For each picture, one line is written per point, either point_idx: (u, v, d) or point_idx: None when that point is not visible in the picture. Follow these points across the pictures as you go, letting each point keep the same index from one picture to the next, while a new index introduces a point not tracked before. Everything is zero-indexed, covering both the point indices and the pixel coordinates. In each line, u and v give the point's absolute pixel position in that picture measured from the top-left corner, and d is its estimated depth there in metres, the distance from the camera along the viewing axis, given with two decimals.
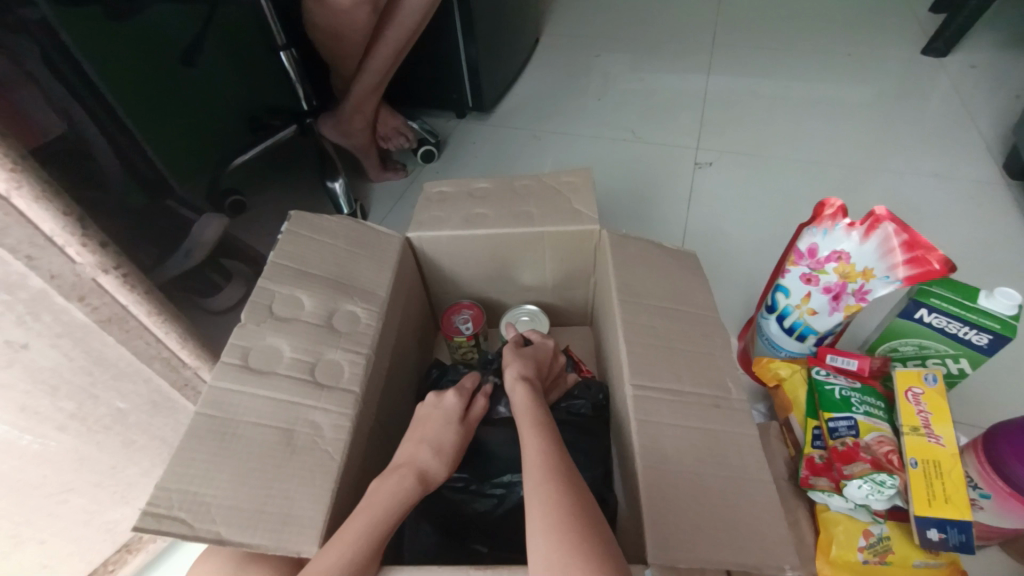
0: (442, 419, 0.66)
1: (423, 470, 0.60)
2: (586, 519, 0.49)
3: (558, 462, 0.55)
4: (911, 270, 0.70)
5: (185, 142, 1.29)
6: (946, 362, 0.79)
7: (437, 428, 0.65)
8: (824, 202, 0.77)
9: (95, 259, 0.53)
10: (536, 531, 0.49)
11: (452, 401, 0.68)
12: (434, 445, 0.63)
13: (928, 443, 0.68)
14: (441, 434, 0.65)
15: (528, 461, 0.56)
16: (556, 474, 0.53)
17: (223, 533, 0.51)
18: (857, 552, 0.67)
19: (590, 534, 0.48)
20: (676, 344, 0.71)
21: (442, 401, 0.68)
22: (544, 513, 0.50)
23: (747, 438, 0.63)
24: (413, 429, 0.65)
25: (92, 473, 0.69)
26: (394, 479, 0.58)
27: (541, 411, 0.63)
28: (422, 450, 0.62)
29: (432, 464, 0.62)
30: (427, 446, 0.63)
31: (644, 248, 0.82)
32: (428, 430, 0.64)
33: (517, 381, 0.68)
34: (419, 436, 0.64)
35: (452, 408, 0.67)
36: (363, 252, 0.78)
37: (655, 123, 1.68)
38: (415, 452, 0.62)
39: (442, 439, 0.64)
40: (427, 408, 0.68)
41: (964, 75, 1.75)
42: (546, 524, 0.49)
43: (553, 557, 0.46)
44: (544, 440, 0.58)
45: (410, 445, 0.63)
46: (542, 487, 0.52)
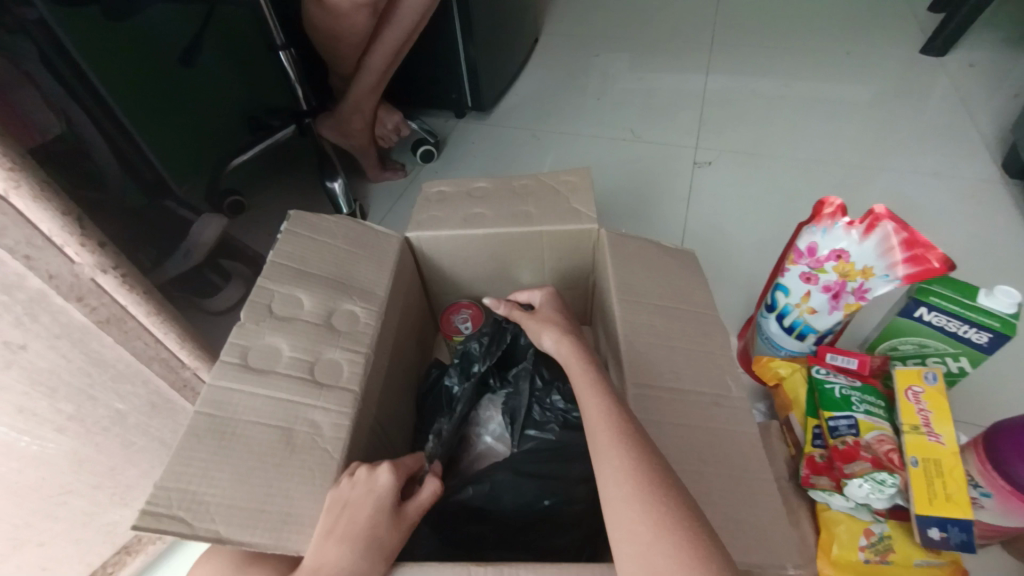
0: (376, 506, 0.54)
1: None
2: (663, 481, 0.51)
3: (625, 421, 0.55)
4: (910, 269, 0.70)
5: (184, 142, 1.29)
6: (946, 361, 0.79)
7: (367, 521, 0.53)
8: (823, 201, 0.77)
9: (94, 259, 0.53)
10: (621, 496, 0.50)
11: (388, 480, 0.56)
12: (356, 543, 0.52)
13: (927, 442, 0.68)
14: (372, 529, 0.53)
15: (594, 423, 0.56)
16: (628, 436, 0.54)
17: (222, 532, 0.51)
18: (858, 552, 0.67)
19: (671, 494, 0.50)
20: (677, 343, 0.71)
21: (377, 478, 0.56)
22: (626, 478, 0.51)
23: (746, 436, 0.63)
24: (329, 517, 0.52)
25: (91, 475, 0.68)
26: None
27: (595, 369, 0.63)
28: (343, 554, 0.51)
29: (353, 573, 0.50)
30: (350, 549, 0.51)
31: (644, 248, 0.82)
32: (355, 521, 0.52)
33: (561, 337, 0.69)
34: (340, 534, 0.52)
35: (387, 488, 0.56)
36: (363, 252, 0.78)
37: (654, 123, 1.68)
38: (334, 558, 0.51)
39: (374, 536, 0.53)
40: (356, 486, 0.55)
41: (963, 73, 1.76)
42: (630, 487, 0.50)
43: (641, 523, 0.48)
44: (605, 399, 0.58)
45: (329, 545, 0.51)
46: (616, 452, 0.53)
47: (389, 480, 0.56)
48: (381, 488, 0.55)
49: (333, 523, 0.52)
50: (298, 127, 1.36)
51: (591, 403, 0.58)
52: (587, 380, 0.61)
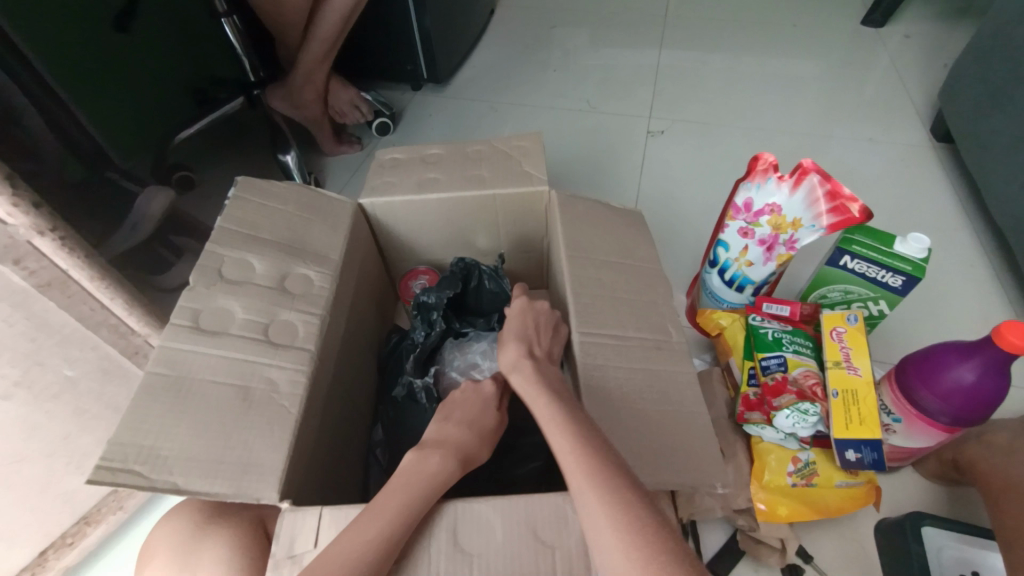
0: (481, 404, 0.65)
1: (465, 449, 0.60)
2: (643, 516, 0.49)
3: (594, 452, 0.53)
4: (833, 219, 0.76)
5: (125, 119, 1.24)
6: (867, 305, 0.86)
7: (476, 413, 0.64)
8: (758, 157, 0.81)
9: (30, 220, 0.52)
10: (605, 543, 0.48)
11: (491, 388, 0.67)
12: (473, 426, 0.63)
13: (847, 375, 0.74)
14: (483, 419, 0.64)
15: (564, 463, 0.53)
16: (600, 473, 0.51)
17: (181, 483, 0.52)
18: (787, 476, 0.74)
19: (653, 533, 0.48)
20: (622, 294, 0.75)
21: (480, 385, 0.67)
22: (606, 524, 0.48)
23: (683, 375, 0.68)
24: (443, 408, 0.65)
25: (43, 443, 0.68)
26: (438, 458, 0.57)
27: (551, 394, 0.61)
28: (462, 430, 0.62)
29: (471, 444, 0.61)
30: (466, 426, 0.62)
31: (592, 207, 0.86)
32: (467, 412, 0.64)
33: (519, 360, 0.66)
34: (460, 418, 0.63)
35: (489, 393, 0.66)
36: (315, 216, 0.78)
37: (609, 94, 1.71)
38: (454, 434, 0.61)
39: (483, 422, 0.64)
40: (467, 391, 0.67)
41: (898, 46, 1.85)
42: (611, 534, 0.48)
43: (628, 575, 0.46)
44: (567, 433, 0.55)
45: (447, 427, 0.62)
46: (590, 493, 0.50)
47: (492, 388, 0.67)
48: (488, 393, 0.67)
49: (448, 412, 0.64)
50: (247, 99, 1.33)
51: (557, 439, 0.55)
52: (550, 412, 0.58)
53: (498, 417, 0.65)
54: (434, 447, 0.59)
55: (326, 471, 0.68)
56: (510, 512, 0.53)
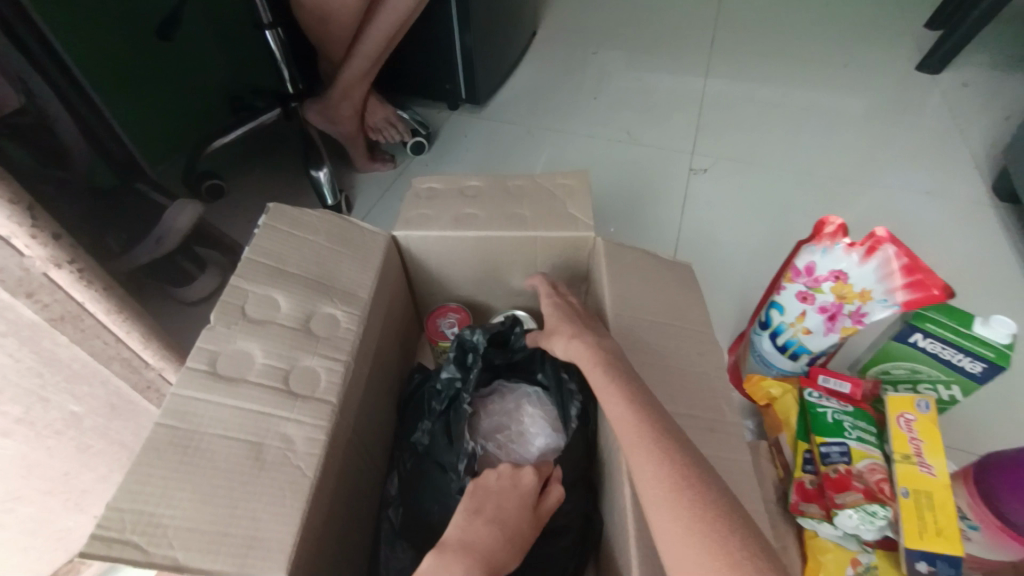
0: (518, 501, 0.59)
1: (493, 558, 0.53)
2: (694, 479, 0.50)
3: (648, 417, 0.54)
4: (910, 295, 0.69)
5: (162, 124, 1.23)
6: (938, 388, 0.78)
7: (512, 511, 0.58)
8: (824, 220, 0.75)
9: (47, 253, 0.48)
10: (658, 504, 0.49)
11: (531, 481, 0.61)
12: (504, 530, 0.56)
13: (918, 473, 0.67)
14: (517, 522, 0.57)
15: (619, 427, 0.55)
16: (653, 437, 0.52)
17: (180, 559, 0.47)
18: None
19: (706, 494, 0.48)
20: (671, 361, 0.69)
21: (519, 476, 0.61)
22: (658, 482, 0.50)
23: (739, 463, 0.62)
24: (476, 495, 0.59)
25: (41, 481, 0.64)
26: (461, 569, 0.51)
27: (610, 358, 0.60)
28: (491, 534, 0.55)
29: (499, 554, 0.54)
30: (497, 528, 0.56)
31: (641, 257, 0.80)
32: (503, 508, 0.58)
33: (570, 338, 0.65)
34: (494, 523, 0.56)
35: (529, 488, 0.61)
36: (346, 250, 0.74)
37: (650, 125, 1.65)
38: (482, 536, 0.55)
39: (516, 524, 0.57)
40: (504, 478, 0.61)
41: (957, 94, 1.76)
42: (662, 491, 0.49)
43: (681, 536, 0.47)
44: (622, 397, 0.56)
45: (477, 524, 0.55)
46: (643, 451, 0.52)
47: (532, 480, 0.61)
48: (526, 486, 0.61)
49: (480, 504, 0.58)
50: (284, 110, 1.31)
51: (611, 402, 0.56)
52: (603, 377, 0.58)
53: (531, 522, 0.59)
54: (460, 554, 0.52)
55: (339, 535, 0.62)
56: None
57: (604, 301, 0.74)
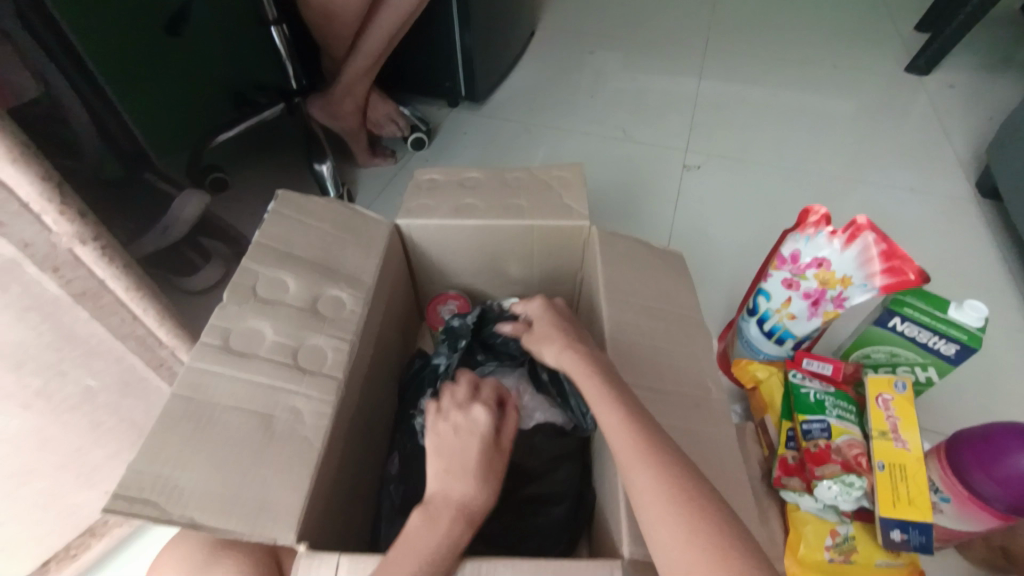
0: (480, 447, 0.61)
1: (468, 507, 0.56)
2: (690, 489, 0.51)
3: (644, 431, 0.55)
4: (887, 280, 0.72)
5: (168, 119, 1.26)
6: (915, 370, 0.82)
7: (476, 453, 0.60)
8: (808, 209, 0.79)
9: (73, 229, 0.52)
10: (657, 520, 0.50)
11: (484, 418, 0.62)
12: (473, 476, 0.58)
13: (894, 448, 0.71)
14: (486, 466, 0.60)
15: (614, 440, 0.55)
16: (650, 451, 0.53)
17: (197, 517, 0.50)
18: (824, 551, 0.70)
19: (704, 509, 0.50)
20: (661, 343, 0.72)
21: (474, 417, 0.62)
22: (658, 496, 0.51)
23: (723, 436, 0.65)
24: (441, 453, 0.60)
25: (56, 455, 0.67)
26: (445, 522, 0.54)
27: (598, 367, 0.62)
28: (464, 485, 0.58)
29: (475, 498, 0.57)
30: (468, 479, 0.58)
31: (632, 246, 0.83)
32: (467, 458, 0.59)
33: (563, 349, 0.66)
34: (464, 469, 0.59)
35: (484, 427, 0.62)
36: (350, 237, 0.77)
37: (645, 124, 1.69)
38: (456, 488, 0.57)
39: (486, 468, 0.60)
40: (459, 429, 0.62)
41: (944, 95, 1.80)
42: (661, 508, 0.50)
43: (681, 553, 0.48)
44: (617, 409, 0.57)
45: (449, 481, 0.58)
46: (641, 467, 0.52)
47: (485, 418, 0.62)
48: (481, 425, 0.62)
49: (446, 463, 0.60)
50: (287, 105, 1.34)
51: (605, 414, 0.57)
52: (597, 389, 0.59)
53: (498, 457, 0.61)
54: (442, 508, 0.55)
55: (343, 506, 0.65)
56: None
57: (598, 286, 0.78)
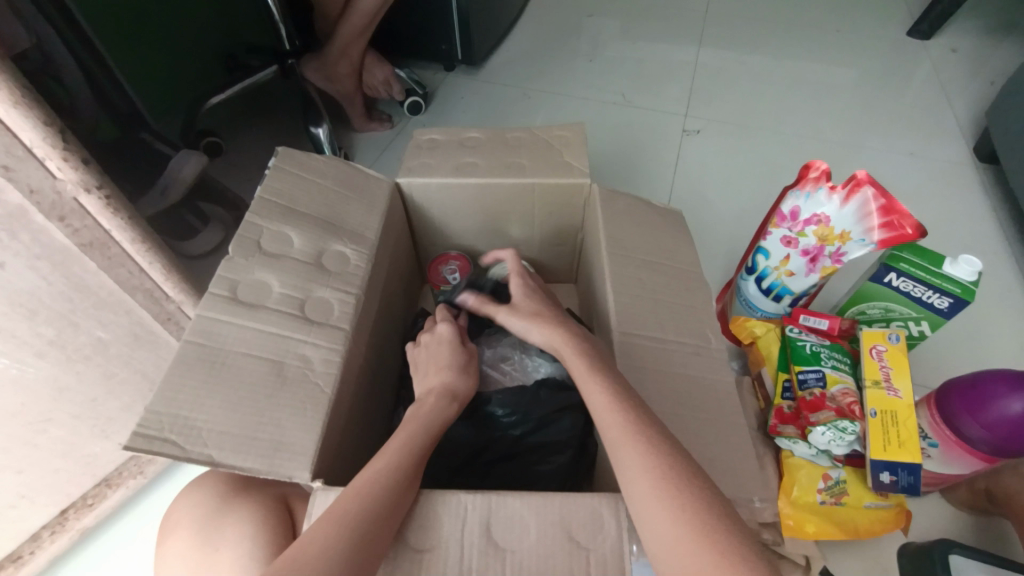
0: (449, 348, 0.69)
1: (452, 387, 0.65)
2: (681, 471, 0.50)
3: (634, 413, 0.54)
4: (885, 234, 0.73)
5: (159, 80, 1.23)
6: (908, 324, 0.84)
7: (446, 356, 0.68)
8: (809, 165, 0.79)
9: (78, 177, 0.52)
10: (645, 496, 0.49)
11: (446, 327, 0.70)
12: (450, 368, 0.66)
13: (888, 397, 0.73)
14: (458, 360, 0.68)
15: (605, 421, 0.55)
16: (640, 430, 0.53)
17: (215, 456, 0.51)
18: (816, 494, 0.73)
19: (693, 487, 0.49)
20: (661, 296, 0.73)
21: (437, 331, 0.71)
22: (647, 477, 0.50)
23: (722, 383, 0.67)
24: (420, 366, 0.69)
25: (71, 405, 0.68)
26: (432, 402, 0.62)
27: (587, 350, 0.62)
28: (443, 376, 0.66)
29: (456, 381, 0.65)
30: (444, 371, 0.66)
31: (634, 203, 0.84)
32: (439, 358, 0.68)
33: (551, 328, 0.66)
34: (439, 365, 0.67)
35: (449, 334, 0.70)
36: (353, 194, 0.77)
37: (644, 89, 1.67)
38: (437, 381, 0.65)
39: (458, 360, 0.67)
40: (430, 343, 0.70)
41: (945, 60, 1.79)
42: (648, 485, 0.49)
43: (668, 529, 0.47)
44: (607, 391, 0.56)
45: (429, 379, 0.66)
46: (630, 445, 0.52)
47: (448, 327, 0.71)
48: (446, 334, 0.70)
49: (424, 368, 0.68)
50: (281, 68, 1.31)
51: (595, 396, 0.57)
52: (587, 369, 0.59)
53: (466, 351, 0.69)
54: (427, 396, 0.64)
55: (353, 453, 0.67)
56: (544, 512, 0.51)
57: (600, 243, 0.79)
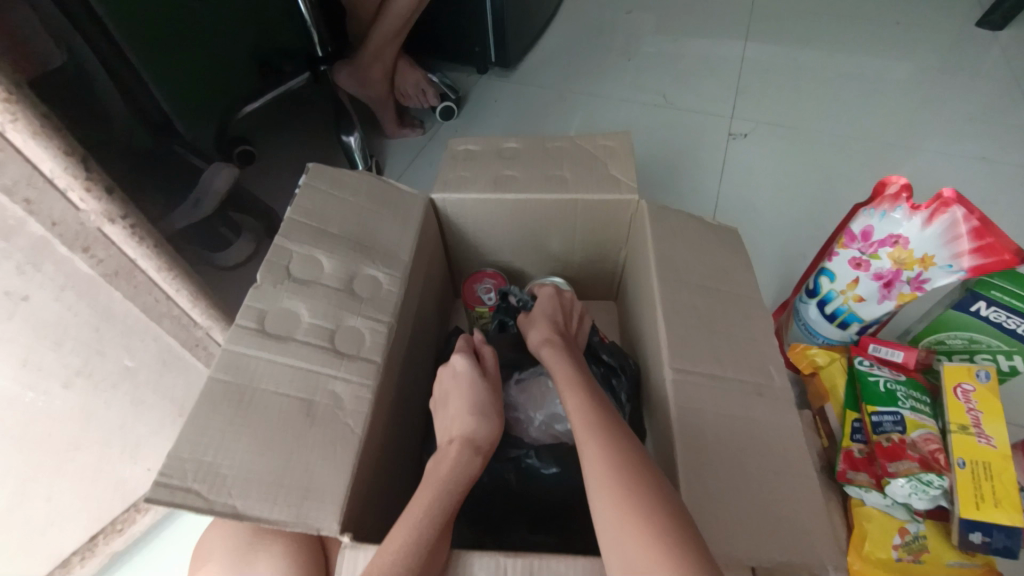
0: (466, 386, 0.62)
1: (470, 434, 0.58)
2: (633, 460, 0.51)
3: (599, 411, 0.56)
4: (978, 260, 0.65)
5: (193, 88, 1.21)
6: (997, 358, 0.74)
7: (464, 397, 0.61)
8: (885, 179, 0.71)
9: (101, 207, 0.49)
10: (594, 479, 0.50)
11: (462, 361, 0.64)
12: (470, 411, 0.60)
13: (976, 443, 0.65)
14: (477, 400, 0.61)
15: (574, 420, 0.56)
16: (600, 427, 0.54)
17: (240, 507, 0.48)
18: (891, 549, 0.65)
19: (640, 474, 0.49)
20: (717, 326, 0.67)
21: (453, 365, 0.65)
22: (597, 461, 0.51)
23: (789, 429, 0.60)
24: (442, 406, 0.64)
25: (99, 431, 0.67)
26: (453, 455, 0.57)
27: (575, 366, 0.65)
28: (462, 419, 0.60)
29: (478, 428, 0.59)
30: (463, 416, 0.60)
31: (685, 220, 0.77)
32: (455, 401, 0.62)
33: (545, 340, 0.69)
34: (457, 410, 0.61)
35: (466, 369, 0.64)
36: (386, 211, 0.73)
37: (687, 89, 1.59)
38: (458, 426, 0.60)
39: (479, 402, 0.61)
40: (448, 383, 0.64)
41: (1020, 52, 1.64)
42: (597, 465, 0.51)
43: (611, 515, 0.47)
44: (578, 394, 0.59)
45: (449, 426, 0.61)
46: (586, 437, 0.54)
47: (463, 361, 0.64)
48: (461, 369, 0.64)
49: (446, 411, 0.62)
50: (312, 74, 1.29)
51: (567, 394, 0.60)
52: (568, 374, 0.63)
53: (487, 387, 0.63)
54: (447, 447, 0.58)
55: (384, 492, 0.63)
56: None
57: (649, 266, 0.72)
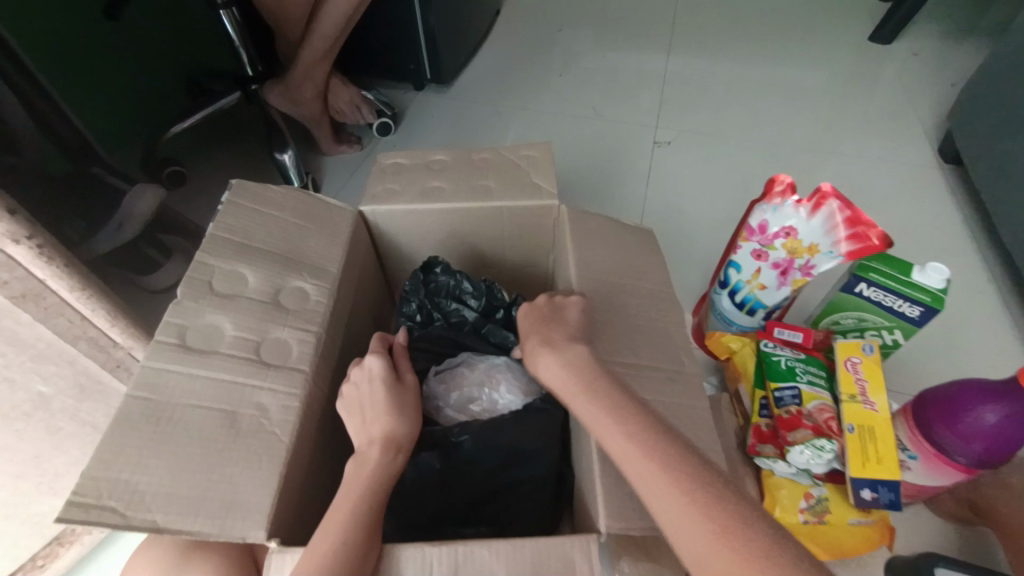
0: (385, 388, 0.62)
1: (393, 434, 0.59)
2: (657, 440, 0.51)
3: (606, 399, 0.55)
4: (852, 246, 0.73)
5: (109, 109, 1.19)
6: (882, 334, 0.83)
7: (383, 398, 0.61)
8: (774, 179, 0.79)
9: (4, 228, 0.49)
10: (637, 469, 0.49)
11: (377, 362, 0.64)
12: (388, 411, 0.60)
13: (865, 410, 0.72)
14: (397, 402, 0.62)
15: (585, 422, 0.55)
16: (614, 415, 0.53)
17: (160, 521, 0.49)
18: (798, 513, 0.72)
19: (670, 453, 0.49)
20: (633, 319, 0.72)
21: (367, 367, 0.64)
22: (632, 452, 0.50)
23: (697, 409, 0.65)
24: (354, 410, 0.62)
25: (11, 464, 0.65)
26: (376, 455, 0.57)
27: (582, 364, 0.59)
28: (383, 421, 0.60)
29: (400, 427, 0.60)
30: (382, 418, 0.60)
31: (603, 223, 0.82)
32: (373, 404, 0.61)
33: (546, 350, 0.62)
34: (376, 411, 0.61)
35: (380, 370, 0.63)
36: (312, 225, 0.74)
37: (616, 101, 1.68)
38: (380, 427, 0.60)
39: (401, 403, 0.62)
40: (362, 383, 0.63)
41: (907, 63, 1.83)
42: (634, 456, 0.50)
43: (669, 499, 0.47)
44: (582, 394, 0.57)
45: (368, 428, 0.60)
46: (610, 433, 0.52)
47: (378, 362, 0.64)
48: (377, 370, 0.63)
49: (363, 413, 0.61)
50: (243, 93, 1.29)
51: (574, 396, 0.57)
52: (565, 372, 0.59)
53: (405, 389, 0.63)
54: (369, 447, 0.58)
55: (315, 501, 0.64)
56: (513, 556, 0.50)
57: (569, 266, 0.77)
